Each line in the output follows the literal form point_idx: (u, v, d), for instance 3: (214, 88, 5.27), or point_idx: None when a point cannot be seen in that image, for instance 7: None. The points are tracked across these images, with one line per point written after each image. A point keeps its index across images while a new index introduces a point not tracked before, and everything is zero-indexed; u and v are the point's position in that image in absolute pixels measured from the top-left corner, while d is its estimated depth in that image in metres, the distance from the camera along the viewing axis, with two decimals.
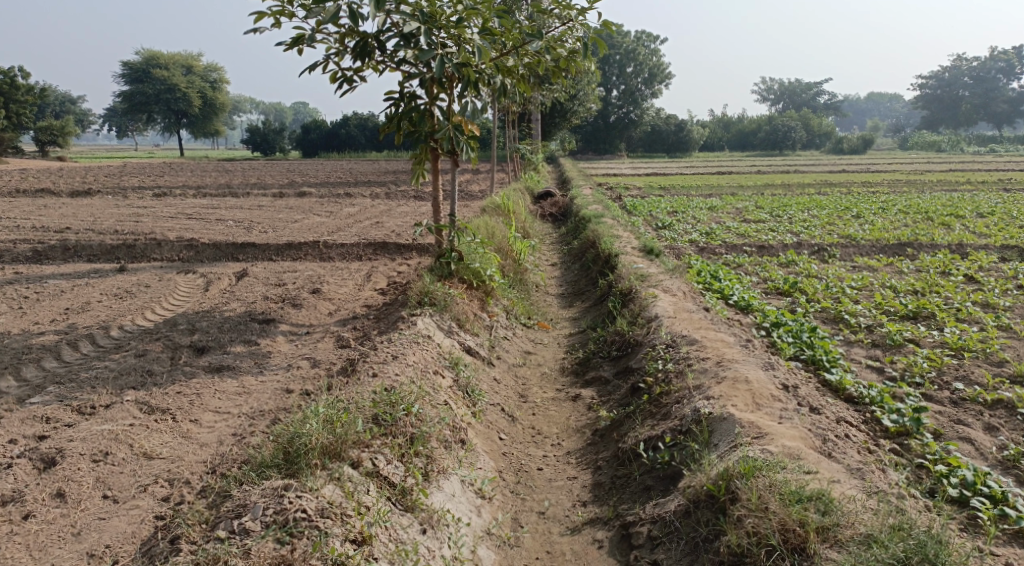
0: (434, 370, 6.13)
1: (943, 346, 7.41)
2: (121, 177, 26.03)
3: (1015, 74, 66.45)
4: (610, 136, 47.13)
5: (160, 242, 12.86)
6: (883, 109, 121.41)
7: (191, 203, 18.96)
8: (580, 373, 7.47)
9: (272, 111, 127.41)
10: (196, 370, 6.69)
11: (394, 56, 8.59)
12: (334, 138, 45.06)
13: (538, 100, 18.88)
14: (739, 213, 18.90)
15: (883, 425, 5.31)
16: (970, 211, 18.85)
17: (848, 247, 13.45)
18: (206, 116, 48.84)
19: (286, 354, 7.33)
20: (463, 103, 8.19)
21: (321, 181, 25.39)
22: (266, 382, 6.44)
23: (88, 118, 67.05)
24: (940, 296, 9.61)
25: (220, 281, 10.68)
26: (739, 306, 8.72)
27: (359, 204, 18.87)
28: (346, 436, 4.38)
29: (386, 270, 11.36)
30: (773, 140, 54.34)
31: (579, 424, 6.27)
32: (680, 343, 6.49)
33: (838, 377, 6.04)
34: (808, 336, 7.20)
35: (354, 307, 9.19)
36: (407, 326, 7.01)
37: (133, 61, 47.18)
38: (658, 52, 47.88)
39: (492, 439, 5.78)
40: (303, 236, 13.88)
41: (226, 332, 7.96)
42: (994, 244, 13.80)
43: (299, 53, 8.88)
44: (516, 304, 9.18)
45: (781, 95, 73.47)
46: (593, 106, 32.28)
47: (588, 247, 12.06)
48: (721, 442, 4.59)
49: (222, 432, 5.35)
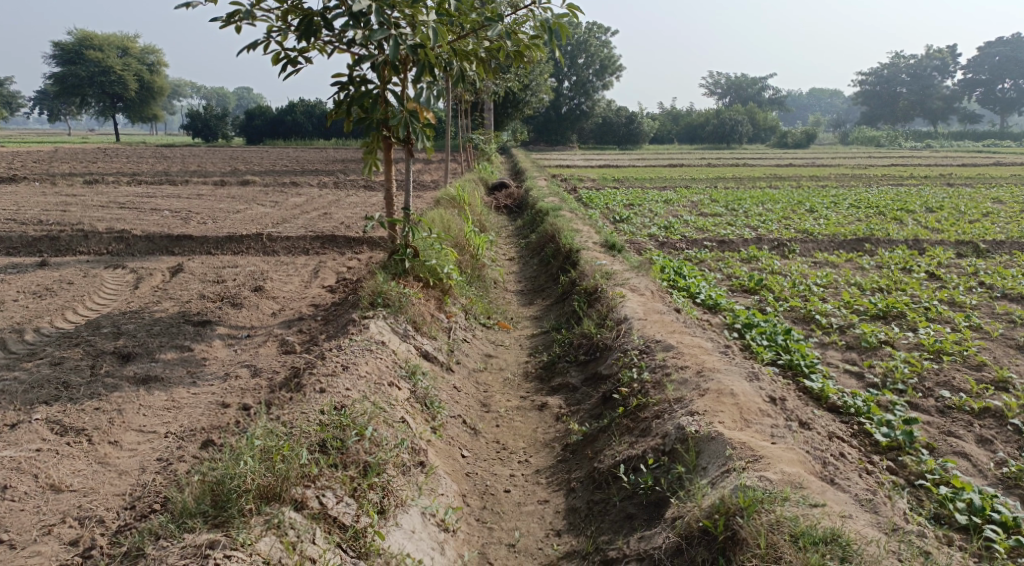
0: (389, 382, 5.58)
1: (919, 348, 7.12)
2: (51, 163, 24.61)
3: (950, 72, 68.21)
4: (561, 127, 46.80)
5: (88, 234, 11.93)
6: (824, 104, 123.96)
7: (125, 191, 17.89)
8: (545, 379, 6.98)
9: (214, 96, 123.78)
10: (120, 382, 6.00)
11: (342, 37, 7.95)
12: (279, 125, 43.69)
13: (491, 89, 18.28)
14: (694, 206, 18.67)
15: (874, 439, 4.97)
16: (920, 205, 18.94)
17: (807, 242, 13.25)
18: (144, 100, 46.88)
19: (223, 361, 6.68)
20: (419, 88, 7.60)
21: (266, 169, 24.34)
22: (199, 395, 5.83)
23: (17, 101, 63.85)
24: (907, 294, 9.38)
25: (153, 277, 9.90)
26: (706, 306, 8.35)
27: (306, 194, 18.07)
28: (288, 474, 3.81)
29: (335, 266, 10.71)
30: (721, 134, 54.72)
31: (547, 437, 5.79)
32: (654, 348, 6.05)
33: (821, 385, 5.67)
34: (783, 339, 6.84)
35: (299, 307, 8.54)
36: (358, 331, 6.43)
37: (65, 42, 44.97)
38: (609, 44, 47.68)
39: (454, 458, 5.26)
40: (245, 228, 13.08)
41: (156, 337, 7.25)
42: (949, 239, 13.76)
43: (237, 30, 8.19)
44: (475, 303, 8.66)
45: (728, 89, 74.23)
46: (545, 97, 31.83)
47: (546, 241, 11.58)
48: (710, 465, 4.17)
49: (145, 458, 4.77)
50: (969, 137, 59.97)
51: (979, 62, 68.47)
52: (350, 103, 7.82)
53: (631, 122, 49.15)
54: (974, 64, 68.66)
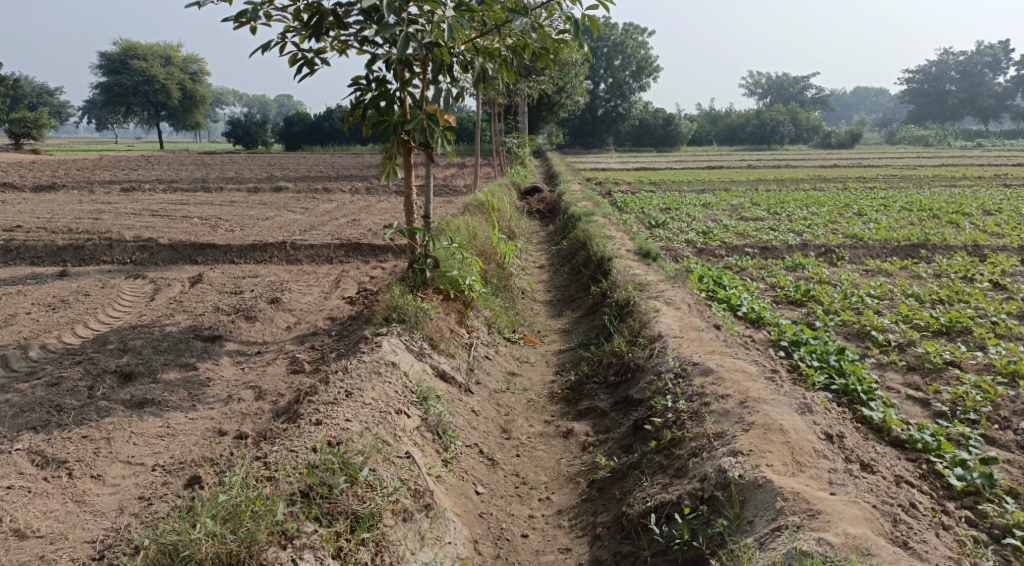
0: (397, 409, 5.06)
1: (991, 371, 6.41)
2: (94, 170, 24.78)
3: (1000, 69, 65.55)
4: (598, 130, 46.13)
5: (112, 242, 11.66)
6: (868, 104, 121.02)
7: (158, 198, 17.71)
8: (572, 401, 6.42)
9: (255, 104, 125.53)
10: (114, 406, 5.59)
11: (357, 35, 7.51)
12: (317, 131, 43.75)
13: (525, 92, 17.75)
14: (735, 210, 17.91)
15: (947, 483, 4.35)
16: (976, 208, 17.91)
17: (857, 248, 12.47)
18: (187, 109, 47.25)
19: (228, 381, 6.23)
20: (437, 88, 7.10)
21: (301, 175, 24.13)
22: (196, 421, 5.40)
23: (66, 110, 65.04)
24: (970, 306, 8.61)
25: (171, 288, 9.55)
26: (748, 320, 7.70)
27: (337, 199, 17.75)
28: (258, 536, 3.44)
29: (357, 276, 10.26)
30: (762, 134, 53.43)
31: (571, 471, 5.25)
32: (691, 372, 5.44)
33: (882, 415, 5.03)
34: (836, 359, 6.17)
35: (316, 320, 8.10)
36: (369, 349, 5.94)
37: (111, 52, 45.64)
38: (647, 44, 46.81)
39: (467, 496, 4.74)
40: (272, 235, 12.70)
41: (162, 353, 6.84)
42: (1012, 244, 12.83)
43: (251, 31, 7.82)
44: (500, 315, 8.14)
45: (769, 89, 72.74)
46: (581, 99, 31.19)
47: (578, 249, 11.01)
48: (757, 519, 3.61)
49: (126, 496, 4.39)
50: (1022, 135, 57.72)
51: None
52: (366, 105, 7.35)
53: (669, 124, 48.25)
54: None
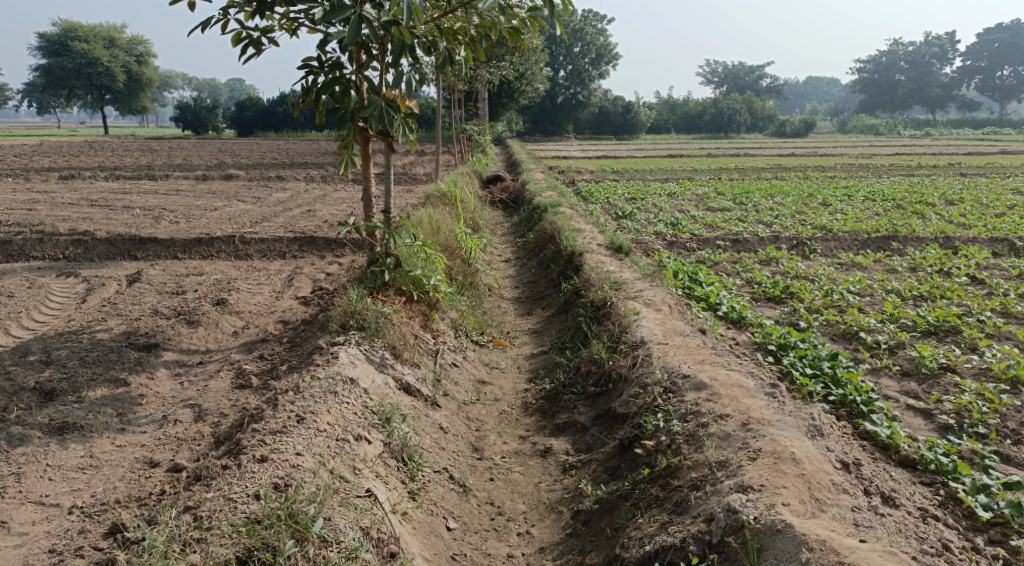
0: (357, 435, 4.49)
1: (989, 376, 6.06)
2: (32, 157, 23.39)
3: (948, 59, 67.22)
4: (557, 117, 45.77)
5: (43, 236, 10.69)
6: (821, 93, 122.63)
7: (101, 187, 16.63)
8: (548, 413, 5.89)
9: (205, 88, 122.20)
10: (30, 432, 4.87)
11: (307, 13, 6.81)
12: (271, 117, 42.38)
13: (485, 78, 17.05)
14: (700, 200, 17.57)
15: (973, 514, 3.95)
16: (938, 197, 17.79)
17: (830, 241, 12.13)
18: (133, 92, 45.38)
19: (164, 399, 5.53)
20: (397, 72, 6.45)
21: (254, 163, 23.06)
22: (124, 448, 4.74)
23: (5, 92, 62.03)
24: (953, 303, 8.28)
25: (106, 288, 8.71)
26: (730, 320, 7.23)
27: (291, 189, 16.90)
28: None
29: (312, 274, 9.55)
30: (719, 123, 53.41)
31: (552, 498, 4.74)
32: (682, 386, 4.95)
33: (889, 430, 4.58)
34: (830, 366, 5.68)
35: (266, 324, 7.40)
36: (324, 362, 5.31)
37: (51, 33, 43.53)
38: (605, 32, 46.36)
39: (437, 535, 4.26)
40: (220, 228, 11.85)
41: (90, 366, 6.09)
42: (981, 236, 12.63)
43: (190, 8, 7.10)
44: (466, 317, 7.57)
45: (725, 78, 73.02)
46: (541, 86, 30.56)
47: (546, 242, 10.45)
48: None
49: (33, 550, 3.84)
50: (970, 125, 58.79)
51: (979, 49, 67.29)
52: (319, 91, 6.67)
53: (628, 112, 47.92)
54: (973, 51, 67.36)
